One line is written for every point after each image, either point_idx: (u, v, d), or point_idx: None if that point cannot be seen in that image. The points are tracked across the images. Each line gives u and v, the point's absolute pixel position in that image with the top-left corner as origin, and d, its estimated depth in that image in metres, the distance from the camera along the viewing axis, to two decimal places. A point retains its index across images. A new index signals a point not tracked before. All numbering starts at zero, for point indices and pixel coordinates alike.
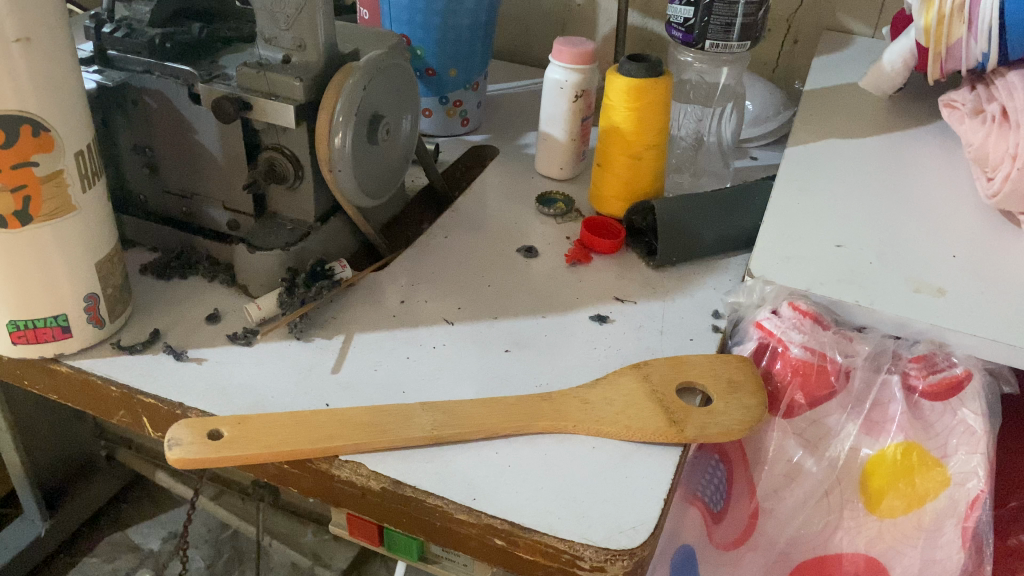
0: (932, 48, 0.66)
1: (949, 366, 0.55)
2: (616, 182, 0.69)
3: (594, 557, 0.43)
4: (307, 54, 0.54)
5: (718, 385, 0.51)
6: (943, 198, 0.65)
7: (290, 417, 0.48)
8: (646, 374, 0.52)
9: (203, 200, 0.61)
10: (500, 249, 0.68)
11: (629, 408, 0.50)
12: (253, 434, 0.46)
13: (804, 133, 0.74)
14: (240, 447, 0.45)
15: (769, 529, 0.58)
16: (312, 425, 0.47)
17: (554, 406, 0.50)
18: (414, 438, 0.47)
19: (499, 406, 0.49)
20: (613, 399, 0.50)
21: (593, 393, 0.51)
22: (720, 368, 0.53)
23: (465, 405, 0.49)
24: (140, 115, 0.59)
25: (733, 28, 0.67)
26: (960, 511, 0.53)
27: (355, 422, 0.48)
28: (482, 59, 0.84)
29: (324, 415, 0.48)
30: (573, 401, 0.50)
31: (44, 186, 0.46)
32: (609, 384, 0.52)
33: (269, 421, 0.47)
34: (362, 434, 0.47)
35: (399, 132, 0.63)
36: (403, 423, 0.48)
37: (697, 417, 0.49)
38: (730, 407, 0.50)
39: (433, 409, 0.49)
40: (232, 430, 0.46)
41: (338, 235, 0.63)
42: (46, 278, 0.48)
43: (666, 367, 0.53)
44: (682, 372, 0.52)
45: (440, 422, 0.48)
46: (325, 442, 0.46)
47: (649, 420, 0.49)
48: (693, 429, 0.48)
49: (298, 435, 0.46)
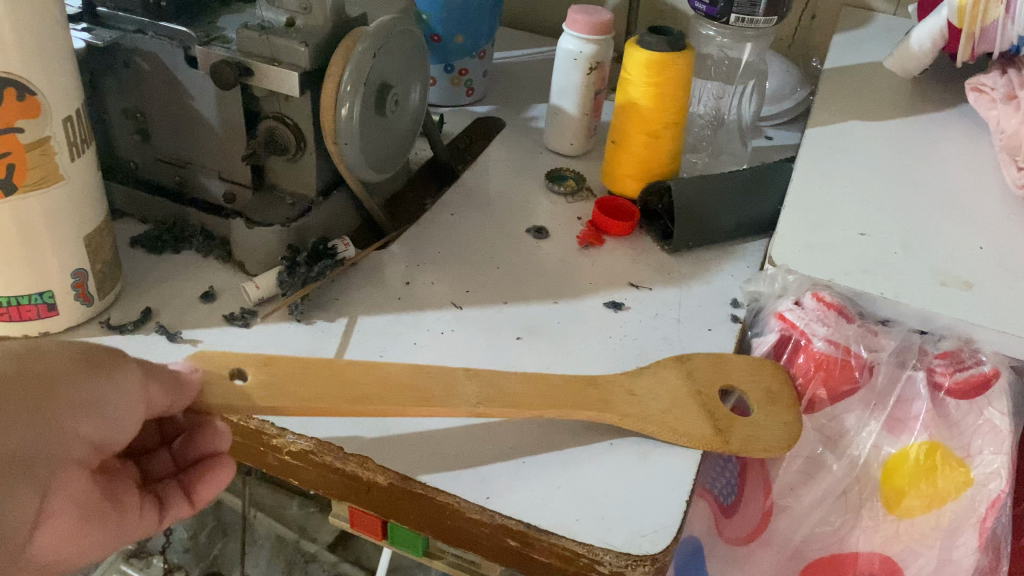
0: (966, 30, 0.65)
1: (977, 363, 0.52)
2: (632, 160, 0.66)
3: (614, 562, 0.40)
4: (312, 17, 0.51)
5: (757, 395, 0.48)
6: (969, 186, 0.62)
7: (324, 363, 0.44)
8: (689, 370, 0.49)
9: (198, 170, 0.58)
10: (508, 227, 0.65)
11: (675, 407, 0.47)
12: (284, 384, 0.42)
13: (825, 114, 0.71)
14: (273, 398, 0.41)
15: (783, 527, 0.54)
16: (351, 379, 0.43)
17: (601, 395, 0.47)
18: (459, 409, 0.44)
19: (550, 386, 0.46)
20: (660, 394, 0.47)
21: (640, 384, 0.48)
22: (758, 375, 0.50)
23: (512, 380, 0.46)
24: (132, 77, 0.55)
25: (759, 2, 0.64)
26: (979, 512, 0.50)
27: (397, 383, 0.44)
28: (490, 27, 0.81)
29: (365, 368, 0.44)
30: (621, 391, 0.47)
31: (30, 154, 0.42)
32: (653, 375, 0.49)
33: (299, 370, 0.43)
34: (413, 400, 0.43)
35: (407, 102, 0.60)
36: (448, 394, 0.44)
37: (741, 430, 0.46)
38: (770, 421, 0.47)
39: (477, 379, 0.45)
40: (258, 372, 0.42)
41: (339, 210, 0.60)
42: (32, 251, 0.45)
43: (709, 365, 0.49)
44: (723, 371, 0.49)
45: (483, 396, 0.44)
46: (361, 399, 0.42)
47: (695, 424, 0.46)
48: (738, 441, 0.45)
49: (330, 390, 0.42)
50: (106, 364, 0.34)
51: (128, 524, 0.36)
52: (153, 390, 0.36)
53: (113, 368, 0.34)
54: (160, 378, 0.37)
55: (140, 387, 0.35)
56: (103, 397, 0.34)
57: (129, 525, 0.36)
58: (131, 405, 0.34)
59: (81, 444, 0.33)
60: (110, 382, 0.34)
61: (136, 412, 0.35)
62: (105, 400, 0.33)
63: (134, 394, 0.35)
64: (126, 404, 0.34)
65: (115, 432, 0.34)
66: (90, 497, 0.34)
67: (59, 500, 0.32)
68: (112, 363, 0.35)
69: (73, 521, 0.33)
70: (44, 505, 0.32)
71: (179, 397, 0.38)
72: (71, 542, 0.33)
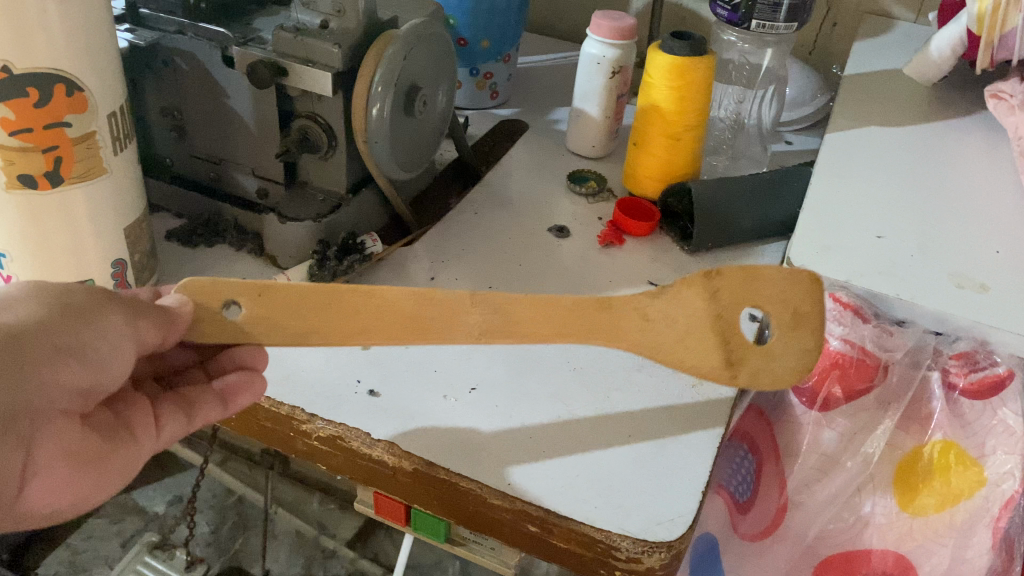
0: (985, 37, 0.66)
1: (991, 364, 0.52)
2: (652, 162, 0.67)
3: (631, 548, 0.42)
4: (346, 20, 0.53)
5: (783, 318, 0.43)
6: (988, 191, 0.63)
7: (321, 292, 0.42)
8: (715, 290, 0.43)
9: (232, 166, 0.60)
10: (530, 227, 0.66)
11: (689, 337, 0.44)
12: (278, 317, 0.42)
13: (844, 119, 0.72)
14: (266, 335, 0.42)
15: (797, 522, 0.55)
16: (350, 310, 0.42)
17: (611, 320, 0.44)
18: (460, 340, 0.43)
19: (557, 310, 0.44)
20: (676, 318, 0.44)
21: (656, 305, 0.44)
22: (793, 289, 0.42)
23: (523, 301, 0.44)
24: (171, 76, 0.57)
25: (781, 8, 0.65)
26: (993, 511, 0.50)
27: (396, 311, 0.43)
28: (515, 32, 0.82)
29: (363, 294, 0.42)
30: (633, 314, 0.44)
31: (76, 147, 0.44)
32: (675, 292, 0.44)
33: (295, 297, 0.42)
34: (410, 337, 0.43)
35: (435, 104, 0.62)
36: (450, 324, 0.43)
37: (754, 361, 0.43)
38: (787, 351, 0.43)
39: (484, 304, 0.43)
40: (252, 304, 0.42)
41: (369, 207, 0.62)
42: (74, 240, 0.47)
43: (736, 280, 0.43)
44: (753, 289, 0.43)
45: (488, 324, 0.43)
46: (359, 333, 0.42)
47: (704, 357, 0.44)
48: (747, 376, 0.43)
49: (328, 321, 0.42)
50: (83, 311, 0.36)
51: (141, 447, 0.39)
52: (141, 327, 0.38)
53: (88, 314, 0.36)
54: (148, 314, 0.39)
55: (120, 328, 0.37)
56: (81, 343, 0.36)
57: (133, 455, 0.39)
58: (115, 346, 0.37)
59: (69, 395, 0.35)
60: (86, 327, 0.36)
61: (118, 352, 0.37)
62: (85, 344, 0.36)
63: (114, 334, 0.37)
64: (106, 345, 0.37)
65: (101, 375, 0.36)
66: (82, 447, 0.36)
67: (47, 455, 0.34)
68: (86, 309, 0.37)
69: (65, 471, 0.35)
70: (32, 458, 0.34)
71: (171, 329, 0.40)
72: (69, 491, 0.36)
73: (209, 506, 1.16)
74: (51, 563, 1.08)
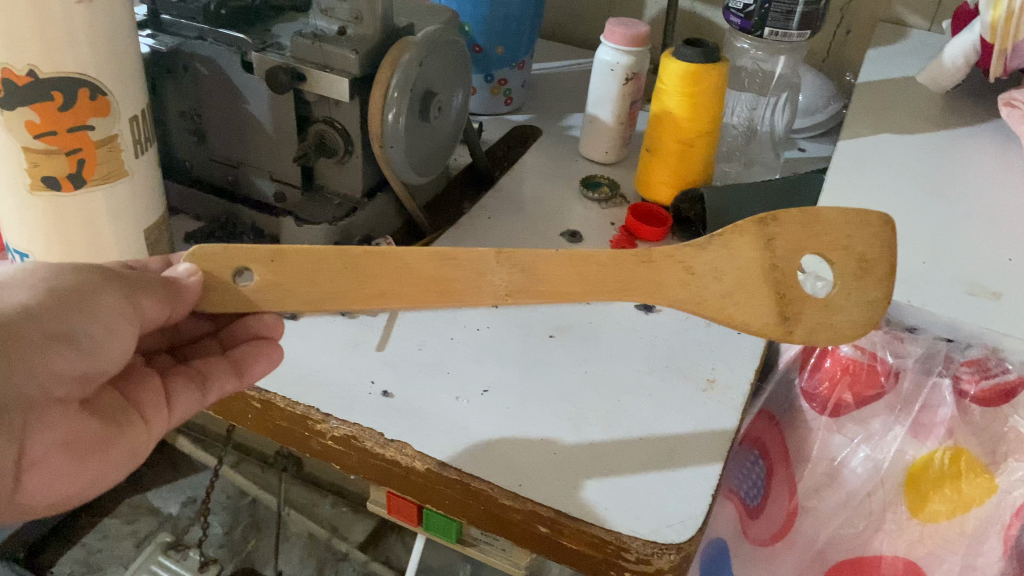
0: (998, 45, 0.66)
1: (1002, 371, 0.51)
2: (664, 168, 0.68)
3: (640, 548, 0.42)
4: (364, 26, 0.54)
5: (847, 267, 0.42)
6: (1002, 199, 0.63)
7: (340, 255, 0.43)
8: (771, 238, 0.42)
9: (250, 170, 0.61)
10: (542, 231, 0.67)
11: (739, 290, 0.43)
12: (291, 282, 0.43)
13: (857, 127, 0.73)
14: (279, 300, 0.43)
15: (806, 528, 0.55)
16: (370, 272, 0.43)
17: (653, 275, 0.44)
18: (484, 300, 0.44)
19: (588, 268, 0.44)
20: (726, 272, 0.43)
21: (702, 259, 0.44)
22: (857, 233, 0.42)
23: (555, 263, 0.44)
24: (191, 81, 0.58)
25: (793, 16, 0.65)
26: (1004, 519, 0.50)
27: (417, 272, 0.43)
28: (530, 39, 0.83)
29: (385, 257, 0.43)
30: (676, 268, 0.44)
31: (99, 149, 0.45)
32: (725, 242, 0.43)
33: (310, 260, 0.43)
34: (430, 299, 0.44)
35: (450, 108, 0.63)
36: (473, 284, 0.44)
37: (811, 316, 0.43)
38: (851, 301, 0.42)
39: (508, 261, 0.44)
40: (266, 269, 0.42)
41: (382, 211, 0.63)
42: (93, 239, 0.48)
43: (796, 231, 0.42)
44: (813, 236, 0.42)
45: (512, 284, 0.44)
46: (377, 296, 0.43)
47: (756, 311, 0.43)
48: (803, 333, 0.43)
49: (344, 283, 0.43)
50: (78, 296, 0.37)
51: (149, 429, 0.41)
52: (142, 304, 0.39)
53: (83, 296, 0.37)
54: (149, 291, 0.39)
55: (116, 309, 0.38)
56: (77, 327, 0.36)
57: (139, 438, 0.40)
58: (111, 326, 0.38)
59: (65, 382, 0.36)
60: (82, 312, 0.37)
61: (116, 333, 0.38)
62: (80, 327, 0.36)
63: (110, 316, 0.38)
64: (103, 326, 0.37)
65: (99, 359, 0.37)
66: (82, 433, 0.37)
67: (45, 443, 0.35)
68: (80, 293, 0.37)
69: (65, 458, 0.36)
70: (29, 448, 0.35)
71: (175, 303, 0.40)
72: (72, 478, 0.36)
73: (223, 508, 1.16)
74: (66, 562, 1.09)
